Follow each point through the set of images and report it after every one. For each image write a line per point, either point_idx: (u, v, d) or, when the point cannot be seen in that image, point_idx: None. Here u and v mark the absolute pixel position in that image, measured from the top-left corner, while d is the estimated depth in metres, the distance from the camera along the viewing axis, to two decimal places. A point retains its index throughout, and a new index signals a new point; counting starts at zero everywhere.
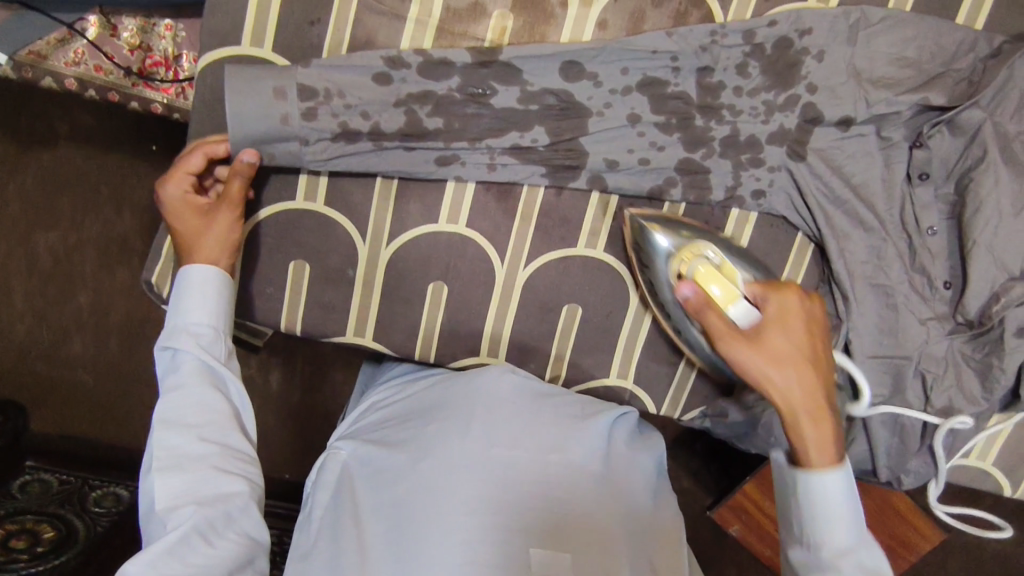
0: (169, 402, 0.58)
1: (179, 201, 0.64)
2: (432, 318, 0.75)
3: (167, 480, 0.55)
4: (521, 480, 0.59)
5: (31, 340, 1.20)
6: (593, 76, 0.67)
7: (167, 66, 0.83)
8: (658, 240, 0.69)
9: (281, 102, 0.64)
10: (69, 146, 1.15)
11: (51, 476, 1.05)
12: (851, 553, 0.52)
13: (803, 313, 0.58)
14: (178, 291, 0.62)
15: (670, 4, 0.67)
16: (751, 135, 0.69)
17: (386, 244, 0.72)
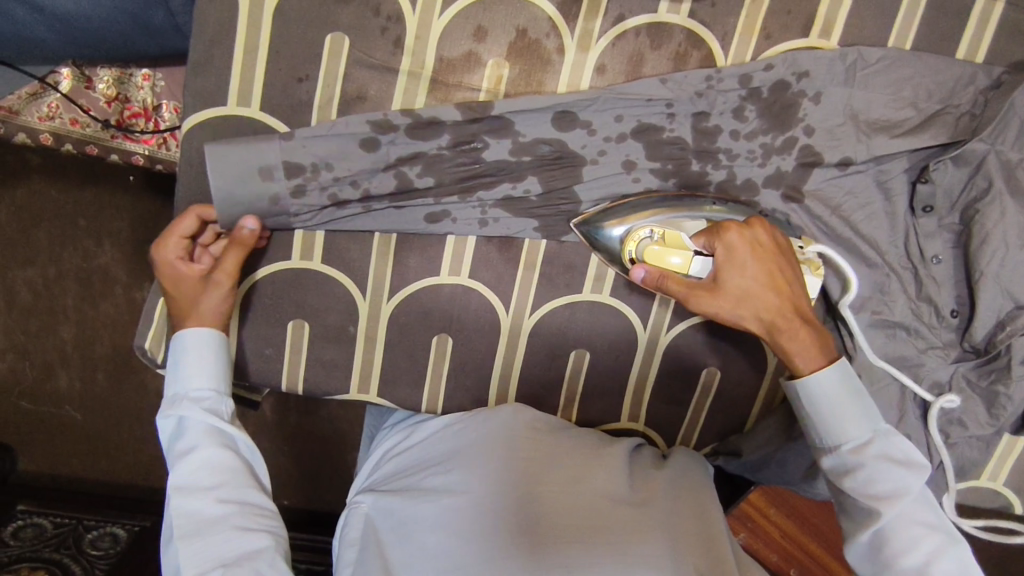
0: (180, 470, 0.53)
1: (174, 267, 0.62)
2: (437, 370, 0.73)
3: (190, 556, 0.51)
4: (562, 522, 0.56)
5: (14, 378, 1.19)
6: (587, 124, 0.65)
7: (146, 116, 0.80)
8: (606, 234, 0.67)
9: (268, 172, 0.62)
10: (42, 179, 1.13)
11: (45, 520, 1.03)
12: (869, 444, 0.54)
13: (752, 240, 0.58)
14: (177, 356, 0.58)
15: (669, 47, 0.65)
16: (748, 177, 0.68)
17: (387, 298, 0.71)
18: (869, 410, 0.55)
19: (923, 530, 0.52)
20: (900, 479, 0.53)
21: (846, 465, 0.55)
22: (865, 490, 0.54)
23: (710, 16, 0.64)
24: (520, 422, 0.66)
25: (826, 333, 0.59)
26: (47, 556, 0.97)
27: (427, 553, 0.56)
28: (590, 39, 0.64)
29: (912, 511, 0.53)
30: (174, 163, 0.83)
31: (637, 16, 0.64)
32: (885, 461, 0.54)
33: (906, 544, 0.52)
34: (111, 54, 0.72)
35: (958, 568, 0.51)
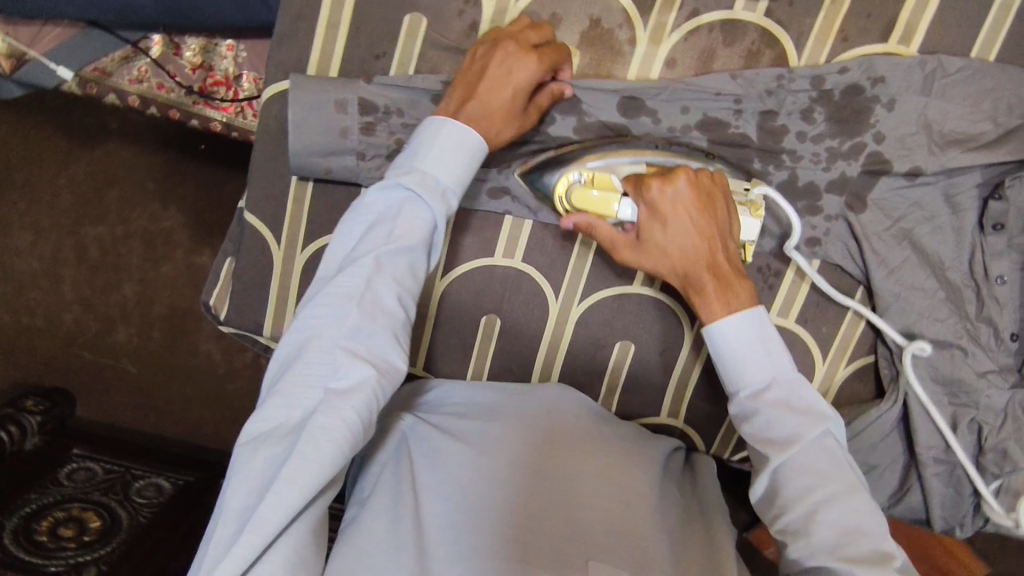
0: (391, 255, 0.52)
1: (524, 81, 0.59)
2: (484, 349, 0.75)
3: (355, 337, 0.51)
4: (595, 491, 0.61)
5: (78, 330, 1.26)
6: (651, 113, 0.66)
7: (228, 85, 0.83)
8: (546, 184, 0.66)
9: (342, 116, 0.65)
10: (119, 140, 1.22)
11: (97, 465, 1.09)
12: (768, 390, 0.57)
13: (674, 195, 0.59)
14: (434, 130, 0.55)
15: (743, 44, 0.65)
16: (810, 181, 0.68)
17: (441, 275, 0.72)
18: (773, 357, 0.58)
19: (814, 479, 0.55)
20: (795, 427, 0.55)
21: (748, 413, 0.58)
22: (764, 438, 0.57)
23: (788, 16, 0.64)
24: (571, 402, 0.69)
25: (747, 284, 0.60)
26: (96, 499, 1.01)
27: (460, 486, 0.59)
28: (663, 32, 0.65)
29: (805, 459, 0.55)
30: (249, 132, 0.86)
31: (712, 11, 0.64)
32: (783, 408, 0.56)
33: (797, 491, 0.55)
34: (199, 23, 0.76)
35: (846, 516, 0.54)
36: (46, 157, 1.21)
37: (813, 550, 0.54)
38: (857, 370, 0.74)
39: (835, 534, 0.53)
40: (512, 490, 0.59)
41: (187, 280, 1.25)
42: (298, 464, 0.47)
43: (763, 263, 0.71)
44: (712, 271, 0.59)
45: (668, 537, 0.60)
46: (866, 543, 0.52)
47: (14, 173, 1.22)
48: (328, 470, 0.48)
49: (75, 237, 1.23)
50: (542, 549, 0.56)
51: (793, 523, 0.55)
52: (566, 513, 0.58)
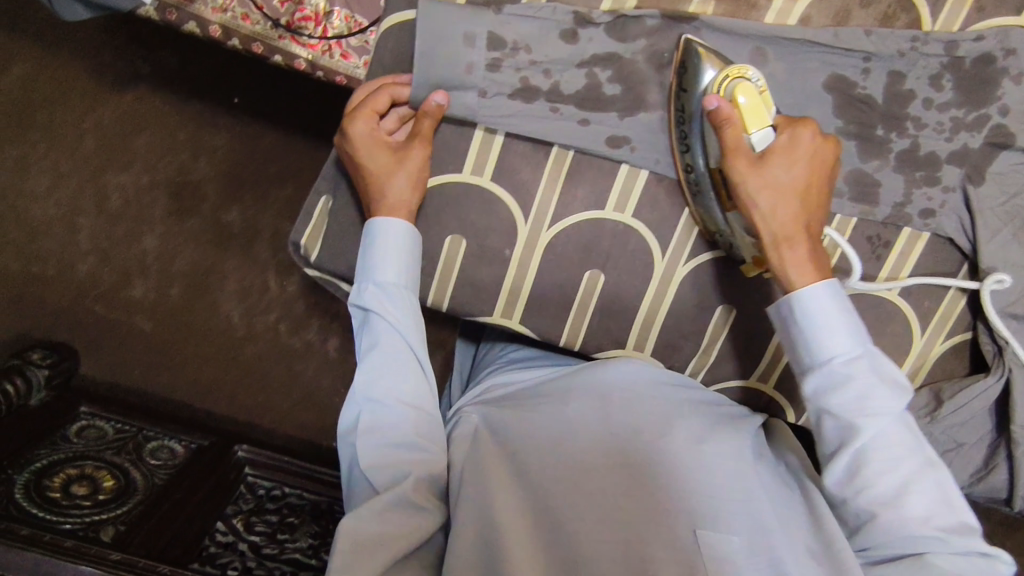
0: (370, 378, 0.64)
1: (368, 140, 0.65)
2: (583, 306, 0.73)
3: (368, 451, 0.62)
4: (677, 477, 0.59)
5: (91, 282, 1.24)
6: (777, 70, 0.66)
7: (316, 21, 0.78)
8: (701, 65, 0.63)
9: (469, 50, 0.64)
10: (149, 87, 1.26)
11: (106, 424, 1.11)
12: (860, 358, 0.59)
13: (817, 149, 0.62)
14: (375, 248, 0.66)
15: (880, 5, 0.64)
16: (931, 150, 0.67)
17: (548, 226, 0.70)
18: (857, 329, 0.60)
19: (905, 454, 0.58)
20: (886, 402, 0.58)
21: (836, 379, 0.59)
22: (851, 403, 0.58)
23: None
24: (640, 375, 0.68)
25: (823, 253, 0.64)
26: (110, 458, 1.05)
27: (540, 475, 0.61)
28: None
29: (891, 434, 0.58)
30: (335, 73, 0.81)
31: None
32: (874, 377, 0.58)
33: (883, 467, 0.57)
34: None
35: (933, 489, 0.57)
36: (68, 97, 1.24)
37: (904, 522, 0.56)
38: (953, 347, 0.74)
39: (925, 506, 0.57)
40: (579, 472, 0.60)
41: (213, 236, 1.28)
42: (349, 561, 0.56)
43: (873, 233, 0.70)
44: (803, 234, 0.62)
45: (771, 508, 0.60)
46: (952, 516, 0.57)
47: (35, 115, 1.23)
48: (386, 552, 0.58)
49: (97, 184, 1.25)
50: (631, 514, 0.57)
51: (882, 496, 0.57)
52: (648, 484, 0.59)
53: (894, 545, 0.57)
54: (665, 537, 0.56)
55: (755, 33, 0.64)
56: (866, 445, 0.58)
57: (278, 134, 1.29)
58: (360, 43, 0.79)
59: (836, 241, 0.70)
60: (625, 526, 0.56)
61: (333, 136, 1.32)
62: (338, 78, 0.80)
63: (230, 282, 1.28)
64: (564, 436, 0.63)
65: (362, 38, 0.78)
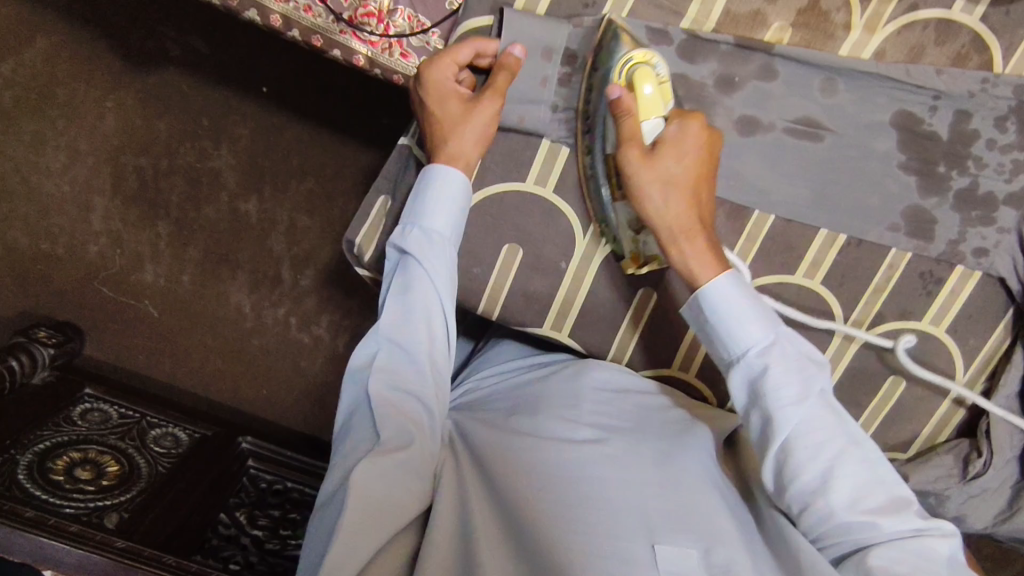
0: (405, 322, 0.63)
1: (445, 88, 0.65)
2: (635, 322, 0.74)
3: (383, 390, 0.60)
4: (652, 481, 0.59)
5: (103, 264, 1.23)
6: (844, 101, 0.66)
7: (379, 19, 0.77)
8: (613, 47, 0.64)
9: (546, 65, 0.67)
10: (176, 72, 1.23)
11: (110, 408, 1.08)
12: (772, 348, 0.61)
13: (706, 142, 0.63)
14: (429, 194, 0.65)
15: (953, 45, 0.65)
16: (989, 191, 0.68)
17: (606, 241, 0.71)
18: (769, 319, 0.62)
19: (830, 440, 0.59)
20: (798, 390, 0.60)
21: (755, 371, 0.61)
22: (773, 397, 0.60)
23: (1003, 23, 0.64)
24: (610, 380, 0.70)
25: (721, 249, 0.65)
26: (114, 444, 1.02)
27: (501, 465, 0.60)
28: (878, 22, 0.64)
29: (811, 421, 0.59)
30: (393, 72, 0.79)
31: (931, 8, 0.64)
32: (787, 367, 0.60)
33: (809, 456, 0.59)
34: None
35: (863, 470, 0.59)
36: (90, 75, 1.21)
37: (834, 509, 0.58)
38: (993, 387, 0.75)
39: (853, 489, 0.58)
40: (531, 457, 0.60)
41: (229, 226, 1.26)
42: (354, 522, 0.53)
43: (926, 269, 0.71)
44: (697, 227, 0.63)
45: (734, 520, 0.60)
46: (882, 493, 0.58)
47: (58, 90, 1.21)
48: (387, 527, 0.55)
49: (114, 165, 1.23)
50: (597, 500, 0.57)
51: (812, 486, 0.58)
52: (621, 477, 0.58)
53: (833, 533, 0.59)
54: (628, 530, 0.55)
55: (827, 63, 0.65)
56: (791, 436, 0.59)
57: (301, 128, 1.26)
58: (421, 43, 0.78)
59: (887, 275, 0.71)
60: (589, 511, 0.56)
61: (350, 127, 1.26)
62: (396, 77, 0.80)
63: (241, 274, 1.26)
64: (537, 435, 0.63)
65: (423, 39, 0.78)
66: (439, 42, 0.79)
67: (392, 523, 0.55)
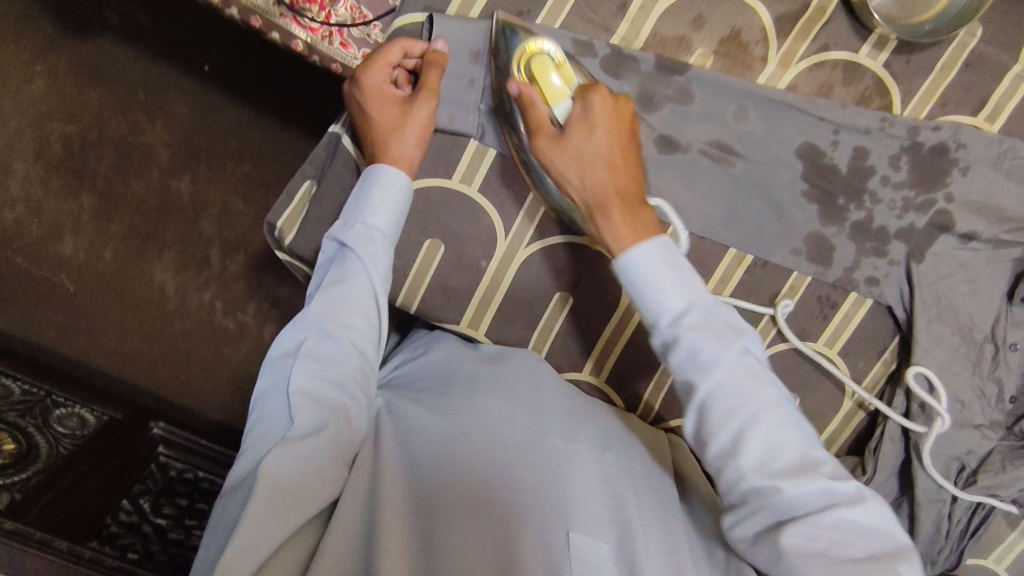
0: (333, 311, 0.63)
1: (380, 91, 0.66)
2: (549, 324, 0.76)
3: (302, 377, 0.59)
4: (572, 474, 0.60)
5: (16, 231, 1.16)
6: (757, 128, 0.70)
7: (321, 6, 0.77)
8: (511, 39, 0.66)
9: (473, 65, 0.68)
10: (114, 40, 1.21)
11: (11, 382, 1.02)
12: (686, 314, 0.58)
13: (613, 109, 0.64)
14: (372, 191, 0.66)
15: (858, 87, 0.70)
16: (882, 225, 0.73)
17: (526, 244, 0.73)
18: (687, 281, 0.59)
19: (743, 401, 0.55)
20: (712, 351, 0.56)
21: (669, 339, 0.58)
22: (683, 363, 0.57)
23: (902, 71, 0.69)
24: (541, 375, 0.71)
25: (650, 213, 0.63)
26: (12, 421, 0.97)
27: (422, 456, 0.60)
28: (793, 57, 0.69)
29: (727, 383, 0.56)
30: (332, 60, 0.79)
31: (840, 50, 0.68)
32: (703, 330, 0.57)
33: (722, 417, 0.55)
34: None
35: (775, 433, 0.55)
36: (20, 36, 1.18)
37: (743, 471, 0.54)
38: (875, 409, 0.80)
39: (764, 450, 0.54)
40: (455, 446, 0.60)
41: (157, 203, 1.23)
42: (264, 506, 0.51)
43: (824, 293, 0.75)
44: (619, 195, 0.63)
45: (652, 516, 0.62)
46: (795, 453, 0.54)
47: None
48: (301, 509, 0.53)
49: (38, 130, 1.18)
50: (501, 491, 0.57)
51: (724, 449, 0.55)
52: (543, 475, 0.59)
53: (746, 499, 0.55)
54: (536, 523, 0.56)
55: (743, 90, 0.68)
56: (705, 401, 0.57)
57: (240, 112, 1.26)
58: (361, 35, 0.79)
59: (788, 296, 0.75)
60: (501, 510, 0.56)
61: (293, 115, 1.28)
62: (334, 66, 0.80)
63: (167, 254, 1.23)
64: (460, 424, 0.62)
65: (364, 31, 0.78)
66: (379, 36, 0.80)
67: (306, 503, 0.54)
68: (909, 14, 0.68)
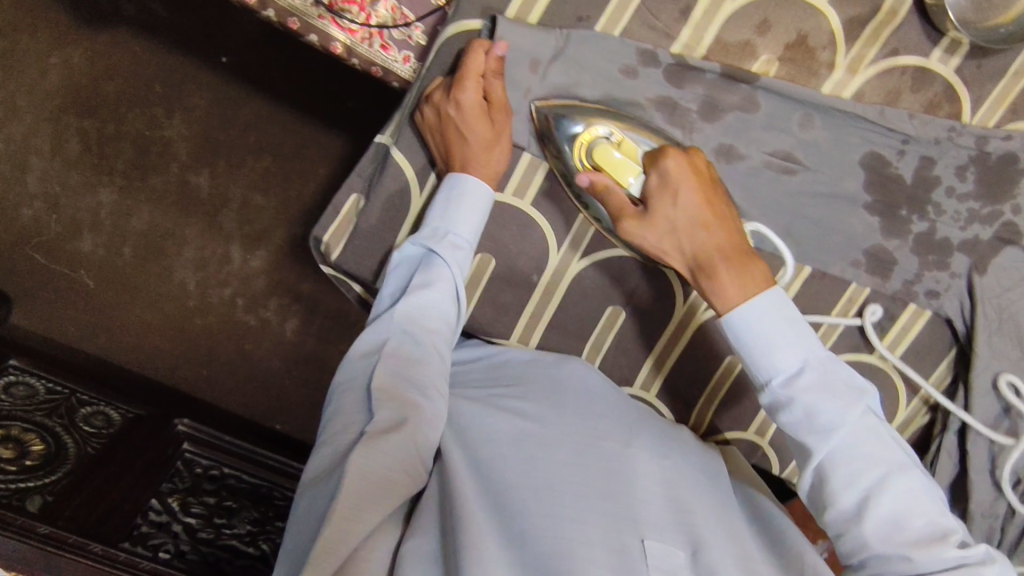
0: (417, 313, 0.62)
1: (474, 111, 0.63)
2: (600, 338, 0.75)
3: (385, 378, 0.58)
4: (642, 477, 0.59)
5: (38, 229, 1.15)
6: (819, 137, 0.68)
7: (360, 6, 0.73)
8: (562, 124, 0.65)
9: (531, 76, 0.64)
10: (130, 32, 1.17)
11: (37, 381, 1.01)
12: (799, 376, 0.58)
13: (688, 167, 0.63)
14: (455, 199, 0.64)
15: (928, 92, 0.67)
16: (945, 236, 0.71)
17: (579, 257, 0.71)
18: (802, 337, 0.59)
19: (866, 464, 0.56)
20: (834, 412, 0.56)
21: (780, 400, 0.59)
22: (797, 428, 0.58)
23: (973, 77, 0.67)
24: (598, 379, 0.69)
25: (759, 263, 0.62)
26: (39, 421, 0.97)
27: (492, 458, 0.59)
28: (860, 64, 0.66)
29: (849, 444, 0.56)
30: (371, 63, 0.76)
31: (910, 55, 0.66)
32: (818, 391, 0.57)
33: (845, 481, 0.56)
34: None
35: (901, 496, 0.55)
36: (38, 29, 1.15)
37: (867, 538, 0.55)
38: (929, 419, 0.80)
39: (891, 513, 0.55)
40: (523, 446, 0.59)
41: (178, 199, 1.20)
42: (349, 500, 0.50)
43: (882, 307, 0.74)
44: (722, 257, 0.62)
45: (722, 515, 0.61)
46: (922, 518, 0.54)
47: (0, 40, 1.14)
48: (382, 501, 0.52)
49: (56, 126, 1.16)
50: (578, 491, 0.56)
51: (847, 512, 0.56)
52: (606, 469, 0.59)
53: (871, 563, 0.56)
54: (616, 526, 0.55)
55: (808, 99, 0.66)
56: (825, 462, 0.57)
57: (261, 103, 1.22)
58: (402, 36, 0.76)
59: (845, 307, 0.74)
60: (574, 500, 0.55)
61: (315, 106, 1.23)
62: (374, 69, 0.76)
63: (189, 250, 1.21)
64: (530, 424, 0.61)
65: (405, 32, 0.75)
66: (420, 37, 0.76)
67: (388, 497, 0.53)
68: (984, 19, 0.64)
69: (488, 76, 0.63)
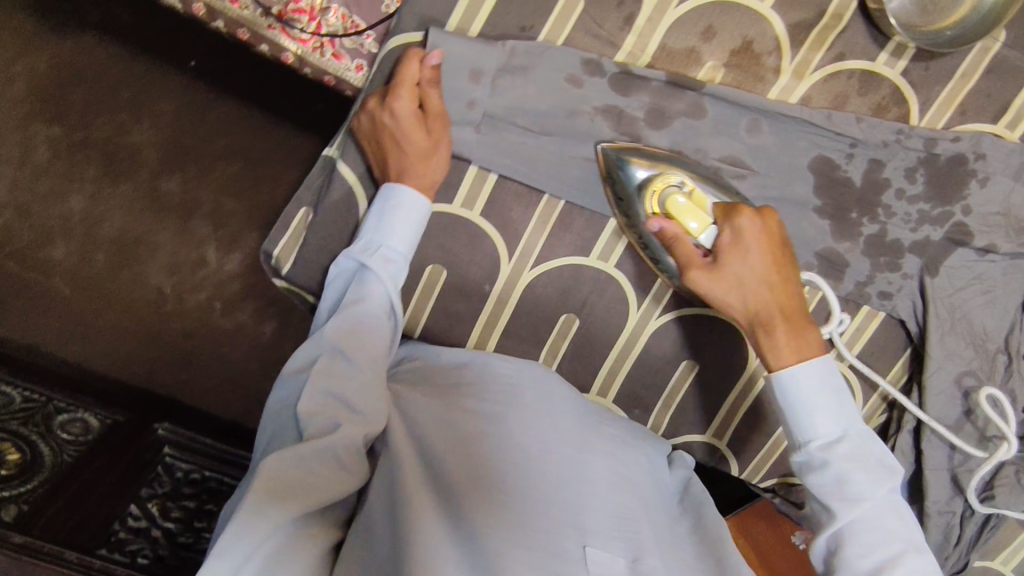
0: (347, 324, 0.61)
1: (411, 119, 0.63)
2: (556, 346, 0.75)
3: (310, 390, 0.57)
4: (579, 484, 0.59)
5: (7, 238, 1.14)
6: (767, 142, 0.68)
7: (310, 15, 0.72)
8: (629, 170, 0.66)
9: (475, 87, 0.64)
10: (95, 37, 1.17)
11: (12, 390, 1.00)
12: (838, 442, 0.59)
13: (759, 235, 0.63)
14: (389, 209, 0.64)
15: (874, 96, 0.67)
16: (896, 238, 0.71)
17: (531, 266, 0.71)
18: (844, 407, 0.60)
19: (886, 538, 0.56)
20: (863, 483, 0.57)
21: (814, 462, 0.60)
22: (823, 489, 0.59)
23: (921, 78, 0.66)
24: (558, 385, 0.68)
25: (812, 327, 0.63)
26: (16, 430, 0.96)
27: (445, 461, 0.58)
28: (807, 68, 0.66)
29: (873, 516, 0.57)
30: (323, 73, 0.75)
31: (856, 59, 0.66)
32: (854, 461, 0.58)
33: (861, 550, 0.56)
34: None
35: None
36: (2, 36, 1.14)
37: None
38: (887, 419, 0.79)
39: None
40: (477, 451, 0.59)
41: (147, 205, 1.20)
42: (256, 501, 0.51)
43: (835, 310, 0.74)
44: (782, 313, 0.62)
45: (654, 519, 0.62)
46: None
47: None
48: (295, 504, 0.53)
49: (23, 134, 1.15)
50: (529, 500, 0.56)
51: None
52: (560, 479, 0.59)
53: None
54: (566, 537, 0.55)
55: (754, 105, 0.66)
56: (845, 528, 0.58)
57: (228, 107, 1.22)
58: (353, 45, 0.74)
59: None
60: (528, 511, 0.55)
61: (283, 109, 1.22)
62: (326, 78, 0.75)
63: (160, 256, 1.20)
64: (485, 428, 0.60)
65: (357, 41, 0.73)
66: (373, 45, 0.74)
67: (306, 501, 0.53)
68: (929, 21, 0.64)
69: (424, 86, 0.63)
